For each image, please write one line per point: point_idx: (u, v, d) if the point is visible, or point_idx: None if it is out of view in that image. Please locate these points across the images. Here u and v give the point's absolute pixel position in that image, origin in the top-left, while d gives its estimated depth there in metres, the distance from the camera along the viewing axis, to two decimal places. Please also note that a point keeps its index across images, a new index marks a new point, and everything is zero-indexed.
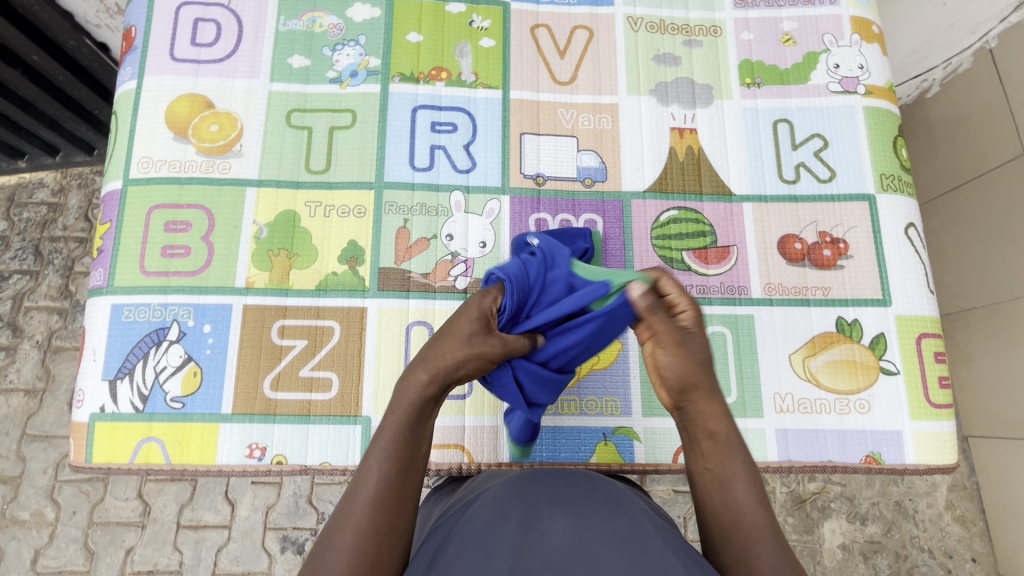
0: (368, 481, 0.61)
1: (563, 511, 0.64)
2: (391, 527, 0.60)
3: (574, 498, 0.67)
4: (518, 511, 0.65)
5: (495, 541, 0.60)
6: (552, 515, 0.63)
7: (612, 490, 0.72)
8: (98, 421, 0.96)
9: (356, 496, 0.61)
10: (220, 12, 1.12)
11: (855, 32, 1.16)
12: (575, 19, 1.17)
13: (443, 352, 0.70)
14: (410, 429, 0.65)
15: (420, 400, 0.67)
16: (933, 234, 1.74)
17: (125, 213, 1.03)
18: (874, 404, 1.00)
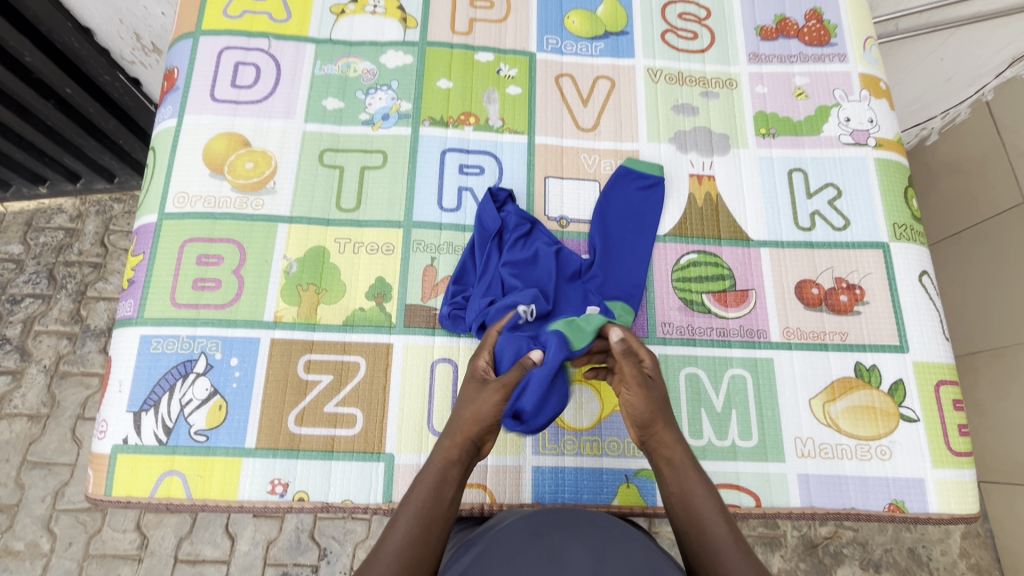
0: (398, 528, 0.70)
1: (579, 544, 0.68)
2: (418, 556, 0.67)
3: (586, 531, 0.71)
4: (533, 542, 0.69)
5: (516, 567, 0.64)
6: (569, 549, 0.66)
7: (620, 524, 0.74)
8: (120, 453, 0.96)
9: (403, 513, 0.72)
10: (259, 56, 1.17)
11: (864, 88, 1.22)
12: (597, 70, 1.23)
13: (467, 417, 0.79)
14: (439, 484, 0.75)
15: (440, 481, 0.75)
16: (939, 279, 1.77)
17: (158, 245, 1.05)
18: (896, 450, 1.00)
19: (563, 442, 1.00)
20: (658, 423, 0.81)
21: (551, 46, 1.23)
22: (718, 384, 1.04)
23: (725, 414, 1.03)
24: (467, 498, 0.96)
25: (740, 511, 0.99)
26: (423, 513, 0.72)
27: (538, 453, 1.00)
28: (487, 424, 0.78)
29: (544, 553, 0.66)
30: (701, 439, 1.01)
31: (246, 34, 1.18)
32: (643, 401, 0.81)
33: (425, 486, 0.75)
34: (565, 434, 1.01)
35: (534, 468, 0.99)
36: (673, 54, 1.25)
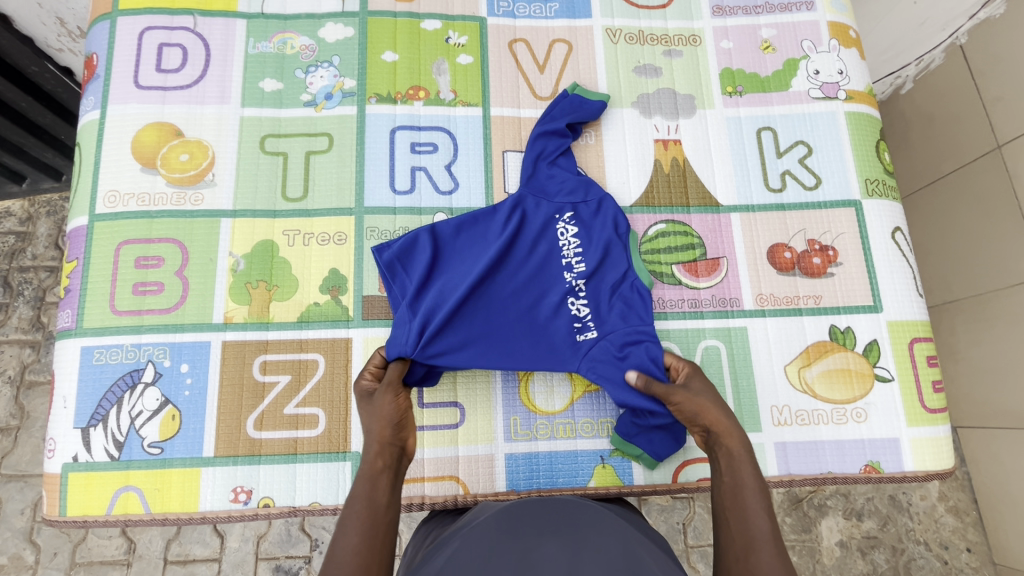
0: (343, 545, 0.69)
1: (551, 539, 0.64)
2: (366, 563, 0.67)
3: (562, 524, 0.67)
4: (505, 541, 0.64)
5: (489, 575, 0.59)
6: (543, 546, 0.62)
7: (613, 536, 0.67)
8: (71, 472, 0.91)
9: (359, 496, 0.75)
10: (185, 36, 1.08)
11: (833, 37, 1.16)
12: (553, 33, 1.15)
13: (379, 424, 0.83)
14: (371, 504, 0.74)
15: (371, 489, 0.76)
16: (915, 230, 1.76)
17: (92, 249, 0.98)
18: (871, 412, 0.99)
19: (536, 428, 0.97)
20: (717, 417, 0.84)
21: (502, 9, 1.15)
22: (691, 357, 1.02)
23: None
24: (439, 491, 0.94)
25: None
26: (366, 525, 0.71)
27: (510, 440, 0.97)
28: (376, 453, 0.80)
29: (519, 555, 0.62)
30: None
31: (168, 12, 1.08)
32: (693, 400, 0.86)
33: (357, 505, 0.74)
34: (537, 418, 0.98)
35: (506, 455, 0.96)
36: (632, 11, 1.18)
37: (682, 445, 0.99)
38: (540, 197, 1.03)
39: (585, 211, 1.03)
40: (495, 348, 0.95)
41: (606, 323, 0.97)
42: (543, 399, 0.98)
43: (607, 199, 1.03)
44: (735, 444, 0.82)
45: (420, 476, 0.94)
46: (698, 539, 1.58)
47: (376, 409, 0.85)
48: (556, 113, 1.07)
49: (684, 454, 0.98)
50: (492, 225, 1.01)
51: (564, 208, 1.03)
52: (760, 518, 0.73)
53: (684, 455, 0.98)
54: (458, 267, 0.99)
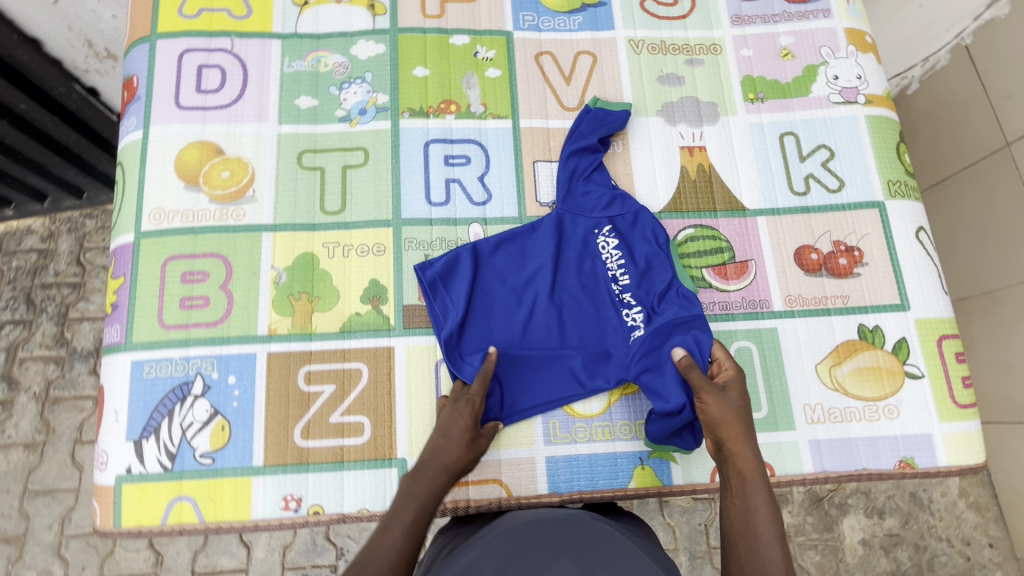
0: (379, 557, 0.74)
1: (570, 558, 0.66)
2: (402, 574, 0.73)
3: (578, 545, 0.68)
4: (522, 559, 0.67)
5: None
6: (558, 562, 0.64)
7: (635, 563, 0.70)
8: (124, 483, 0.93)
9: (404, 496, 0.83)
10: (223, 57, 1.11)
11: (850, 43, 1.19)
12: (578, 45, 1.18)
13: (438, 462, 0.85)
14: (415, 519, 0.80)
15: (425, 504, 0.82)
16: None
17: (139, 266, 1.01)
18: (903, 408, 1.01)
19: (575, 431, 0.99)
20: (730, 435, 0.86)
21: (528, 23, 1.19)
22: None
23: None
24: (483, 495, 0.96)
25: None
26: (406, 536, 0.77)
27: (550, 443, 0.99)
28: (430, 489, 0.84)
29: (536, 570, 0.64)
30: None
31: (205, 34, 1.12)
32: (722, 408, 0.87)
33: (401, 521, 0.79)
34: (576, 421, 1.00)
35: (547, 458, 0.98)
36: (654, 22, 1.21)
37: None
38: (577, 213, 1.07)
39: (623, 224, 1.07)
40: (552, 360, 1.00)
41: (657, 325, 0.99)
42: (581, 402, 1.01)
43: (642, 212, 1.07)
44: (750, 466, 0.84)
45: (463, 481, 0.96)
46: (721, 539, 1.59)
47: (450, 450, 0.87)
48: (584, 130, 1.10)
49: None
50: (534, 244, 1.06)
51: (602, 223, 1.06)
52: (771, 543, 0.75)
53: None
54: (506, 286, 1.04)
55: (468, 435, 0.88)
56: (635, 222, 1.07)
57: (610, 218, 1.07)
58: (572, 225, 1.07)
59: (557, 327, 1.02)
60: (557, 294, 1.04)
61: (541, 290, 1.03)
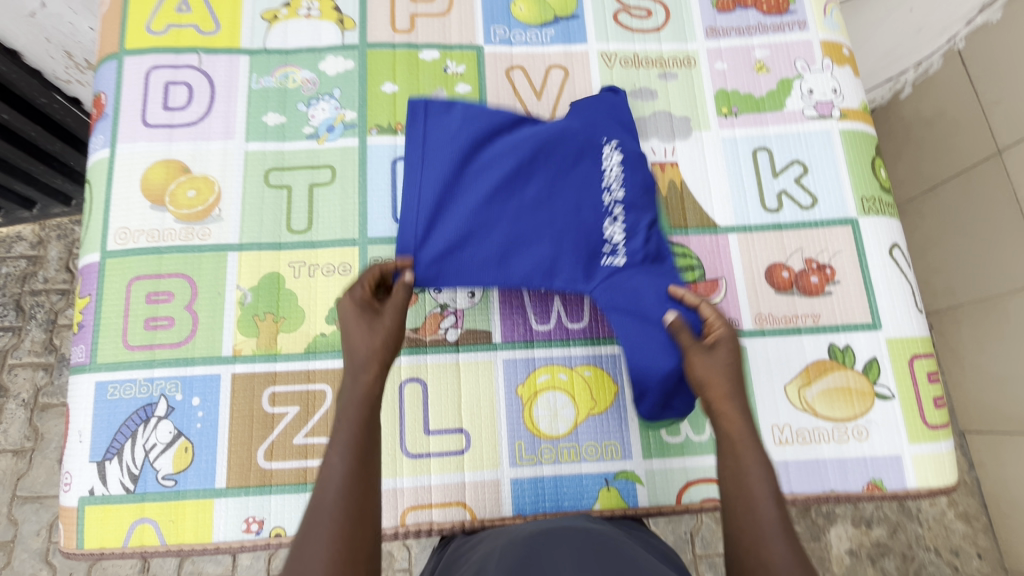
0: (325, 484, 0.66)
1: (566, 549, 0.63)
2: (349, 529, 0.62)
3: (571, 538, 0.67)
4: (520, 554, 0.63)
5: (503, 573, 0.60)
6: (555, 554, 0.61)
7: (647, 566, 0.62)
8: (87, 505, 0.93)
9: (311, 539, 0.61)
10: (190, 73, 1.11)
11: (826, 56, 1.17)
12: (549, 59, 1.17)
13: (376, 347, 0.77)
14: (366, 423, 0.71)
15: (365, 399, 0.73)
16: (916, 236, 1.77)
17: (104, 286, 1.01)
18: (872, 430, 1.00)
19: (540, 452, 0.99)
20: (718, 394, 0.78)
21: (499, 37, 1.17)
22: None
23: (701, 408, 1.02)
24: (446, 517, 0.95)
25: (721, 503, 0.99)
26: (351, 450, 0.68)
27: (515, 465, 0.98)
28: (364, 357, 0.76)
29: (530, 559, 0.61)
30: (678, 436, 1.01)
31: (173, 50, 1.11)
32: (710, 370, 0.80)
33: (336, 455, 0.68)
34: (541, 443, 0.99)
35: (512, 480, 0.98)
36: (627, 35, 1.20)
37: (684, 466, 1.00)
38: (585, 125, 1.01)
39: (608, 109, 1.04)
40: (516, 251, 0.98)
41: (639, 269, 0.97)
42: (547, 423, 1.00)
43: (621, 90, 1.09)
44: (737, 425, 0.75)
45: (427, 503, 0.96)
46: (706, 549, 1.58)
47: (356, 380, 0.75)
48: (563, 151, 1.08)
49: (687, 475, 1.00)
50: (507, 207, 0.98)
51: (609, 134, 1.01)
52: (764, 500, 0.68)
53: (687, 476, 1.00)
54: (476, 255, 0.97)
55: (382, 324, 0.80)
56: (612, 110, 1.05)
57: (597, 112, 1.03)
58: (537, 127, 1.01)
59: (508, 254, 0.98)
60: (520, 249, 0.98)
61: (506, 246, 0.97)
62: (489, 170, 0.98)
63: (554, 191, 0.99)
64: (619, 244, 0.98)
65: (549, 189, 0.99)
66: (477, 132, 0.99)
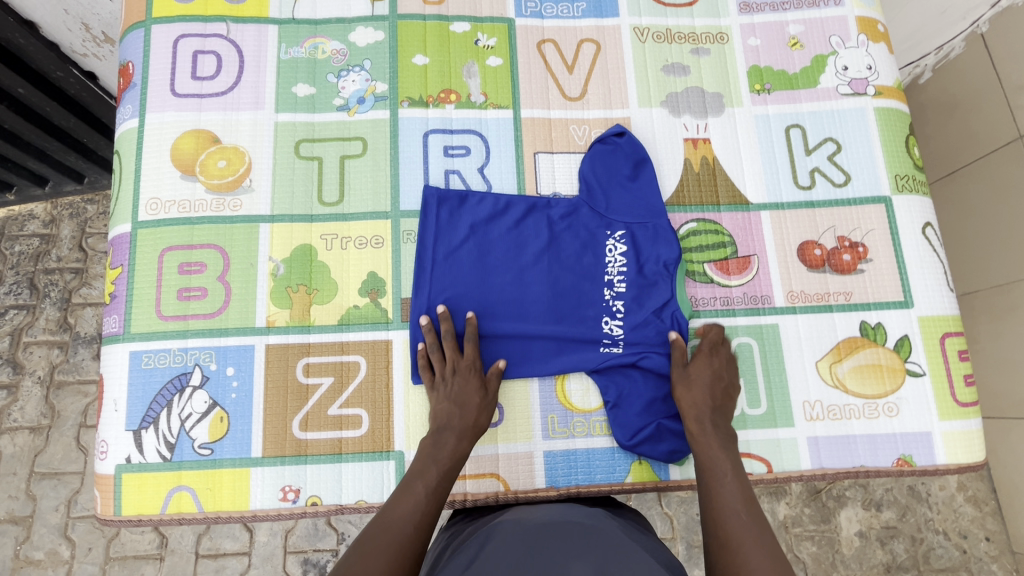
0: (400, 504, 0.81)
1: (578, 558, 0.66)
2: (414, 531, 0.78)
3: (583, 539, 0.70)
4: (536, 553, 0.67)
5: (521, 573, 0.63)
6: (570, 563, 0.64)
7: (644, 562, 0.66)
8: (124, 473, 0.94)
9: (385, 537, 0.76)
10: (219, 43, 1.09)
11: (861, 32, 1.16)
12: (581, 33, 1.16)
13: (452, 446, 0.89)
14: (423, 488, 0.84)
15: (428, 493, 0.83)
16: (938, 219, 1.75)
17: (136, 256, 1.01)
18: (903, 406, 1.01)
19: (573, 425, 0.99)
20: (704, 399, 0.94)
21: (530, 10, 1.16)
22: None
23: None
24: (480, 488, 0.96)
25: (751, 477, 1.00)
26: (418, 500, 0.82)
27: (548, 438, 0.99)
28: (460, 429, 0.91)
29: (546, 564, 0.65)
30: None
31: (201, 19, 1.10)
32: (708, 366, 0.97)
33: (403, 504, 0.81)
34: (573, 416, 1.00)
35: (544, 452, 0.98)
36: (659, 10, 1.18)
37: None
38: (598, 204, 1.07)
39: (622, 184, 1.08)
40: (517, 310, 1.02)
41: (635, 328, 1.02)
42: (579, 397, 1.01)
43: (646, 161, 1.09)
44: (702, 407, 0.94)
45: (461, 474, 0.96)
46: None
47: (465, 406, 0.92)
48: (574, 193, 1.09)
49: None
50: (509, 265, 1.04)
51: (615, 224, 1.06)
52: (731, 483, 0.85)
53: None
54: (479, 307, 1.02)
55: (479, 400, 0.94)
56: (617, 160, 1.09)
57: (607, 188, 1.08)
58: (552, 210, 1.06)
59: (512, 308, 1.02)
60: (522, 305, 1.02)
61: (507, 302, 1.02)
62: (504, 272, 1.04)
63: (559, 275, 1.04)
64: (617, 335, 1.02)
65: (557, 289, 1.04)
66: (494, 204, 1.06)
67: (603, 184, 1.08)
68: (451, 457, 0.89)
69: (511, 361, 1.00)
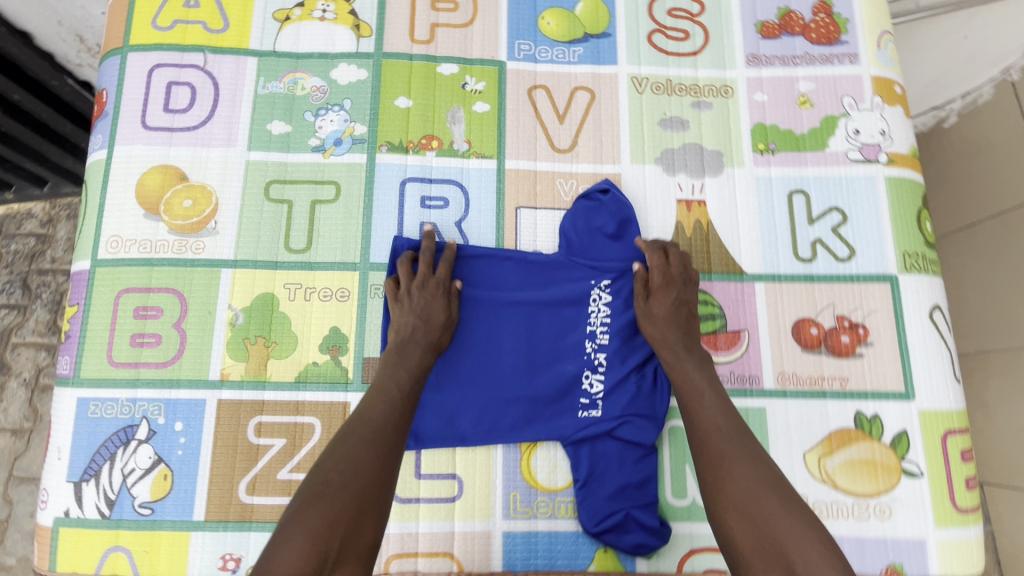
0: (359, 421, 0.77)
1: None
2: (370, 446, 0.74)
3: None
4: None
5: None
6: None
7: None
8: (62, 527, 0.90)
9: (344, 457, 0.71)
10: (195, 75, 1.05)
11: (877, 94, 1.08)
12: (575, 79, 1.10)
13: (417, 357, 0.88)
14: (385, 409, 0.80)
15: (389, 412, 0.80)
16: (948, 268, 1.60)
17: (92, 296, 0.96)
18: (896, 508, 0.93)
19: (536, 505, 0.93)
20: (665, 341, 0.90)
21: (523, 53, 1.10)
22: None
23: None
24: (432, 567, 0.90)
25: None
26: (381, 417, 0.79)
27: (508, 517, 0.93)
28: (424, 339, 0.90)
29: None
30: (685, 499, 0.94)
31: (179, 49, 1.05)
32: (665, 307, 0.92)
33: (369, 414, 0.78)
34: (537, 495, 0.93)
35: (503, 533, 0.92)
36: (661, 59, 1.11)
37: (691, 532, 0.93)
38: (577, 261, 1.01)
39: (603, 239, 1.02)
40: (484, 378, 0.96)
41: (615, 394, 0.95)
42: (545, 474, 0.94)
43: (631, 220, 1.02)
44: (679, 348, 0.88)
45: (413, 551, 0.91)
46: None
47: (432, 317, 0.92)
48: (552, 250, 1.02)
49: (692, 542, 0.93)
50: (478, 330, 0.98)
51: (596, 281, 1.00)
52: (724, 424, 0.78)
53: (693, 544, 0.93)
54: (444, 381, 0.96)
55: (443, 317, 0.93)
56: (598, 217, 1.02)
57: (587, 244, 1.02)
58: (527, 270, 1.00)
59: (479, 377, 0.96)
60: (491, 372, 0.96)
61: (475, 371, 0.96)
62: (472, 337, 0.97)
63: (534, 337, 0.98)
64: (597, 397, 0.96)
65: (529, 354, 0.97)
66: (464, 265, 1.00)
67: (583, 239, 1.02)
68: (418, 368, 0.87)
69: (476, 432, 0.94)
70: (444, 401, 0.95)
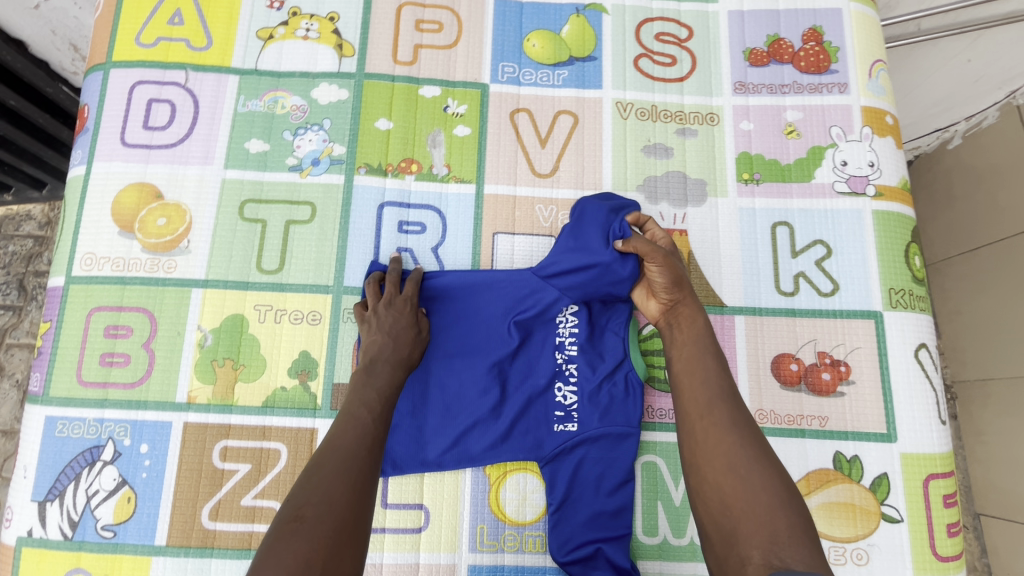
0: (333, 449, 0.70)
1: None
2: (346, 466, 0.68)
3: None
4: None
5: None
6: None
7: None
8: (24, 546, 0.89)
9: (319, 482, 0.64)
10: (176, 92, 1.05)
11: (866, 124, 1.06)
12: (559, 103, 1.08)
13: (384, 370, 0.85)
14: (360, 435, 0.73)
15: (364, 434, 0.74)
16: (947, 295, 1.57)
17: (64, 313, 0.96)
18: (873, 555, 0.90)
19: (503, 539, 0.91)
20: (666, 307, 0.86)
21: (507, 75, 1.09)
22: (679, 476, 0.94)
23: (684, 509, 0.93)
24: None
25: None
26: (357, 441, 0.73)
27: (475, 550, 0.91)
28: (389, 357, 0.87)
29: None
30: (656, 537, 0.92)
31: (160, 66, 1.05)
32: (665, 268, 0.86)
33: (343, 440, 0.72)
34: (505, 528, 0.92)
35: (469, 566, 0.90)
36: (646, 84, 1.10)
37: (661, 571, 0.91)
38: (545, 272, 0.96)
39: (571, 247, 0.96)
40: (453, 401, 0.95)
41: (589, 409, 0.93)
42: (514, 507, 0.92)
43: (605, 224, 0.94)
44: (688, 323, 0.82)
45: None
46: None
47: (399, 335, 0.89)
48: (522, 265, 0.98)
49: None
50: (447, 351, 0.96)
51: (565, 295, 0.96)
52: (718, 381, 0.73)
53: None
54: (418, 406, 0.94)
55: (412, 333, 0.91)
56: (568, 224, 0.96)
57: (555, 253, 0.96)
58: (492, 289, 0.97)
59: (448, 400, 0.94)
60: (461, 395, 0.95)
61: (444, 394, 0.95)
62: (441, 360, 0.96)
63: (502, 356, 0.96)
64: (571, 410, 0.94)
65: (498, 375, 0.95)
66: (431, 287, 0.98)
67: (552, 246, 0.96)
68: (386, 387, 0.83)
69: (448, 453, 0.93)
70: (414, 422, 0.93)
